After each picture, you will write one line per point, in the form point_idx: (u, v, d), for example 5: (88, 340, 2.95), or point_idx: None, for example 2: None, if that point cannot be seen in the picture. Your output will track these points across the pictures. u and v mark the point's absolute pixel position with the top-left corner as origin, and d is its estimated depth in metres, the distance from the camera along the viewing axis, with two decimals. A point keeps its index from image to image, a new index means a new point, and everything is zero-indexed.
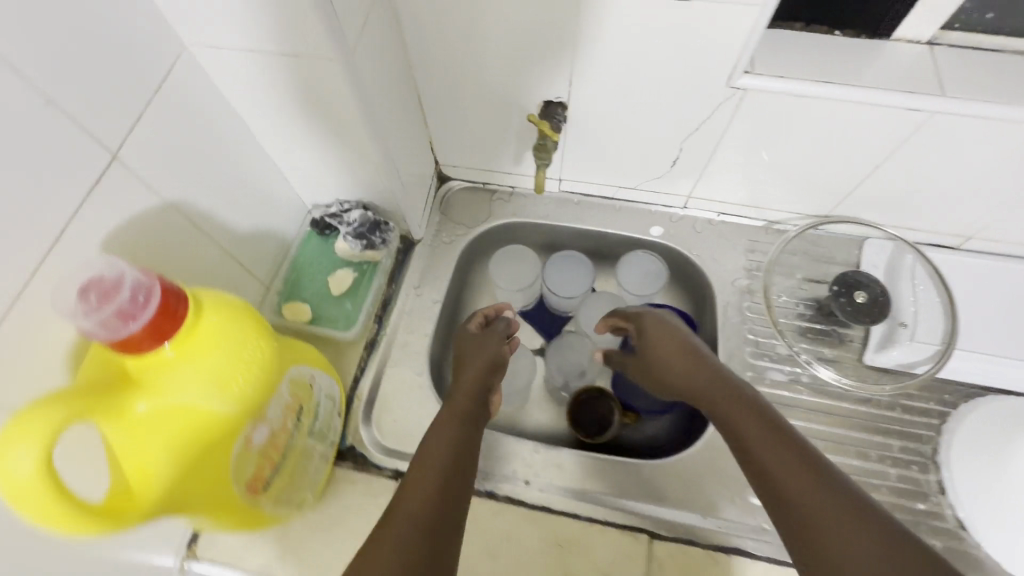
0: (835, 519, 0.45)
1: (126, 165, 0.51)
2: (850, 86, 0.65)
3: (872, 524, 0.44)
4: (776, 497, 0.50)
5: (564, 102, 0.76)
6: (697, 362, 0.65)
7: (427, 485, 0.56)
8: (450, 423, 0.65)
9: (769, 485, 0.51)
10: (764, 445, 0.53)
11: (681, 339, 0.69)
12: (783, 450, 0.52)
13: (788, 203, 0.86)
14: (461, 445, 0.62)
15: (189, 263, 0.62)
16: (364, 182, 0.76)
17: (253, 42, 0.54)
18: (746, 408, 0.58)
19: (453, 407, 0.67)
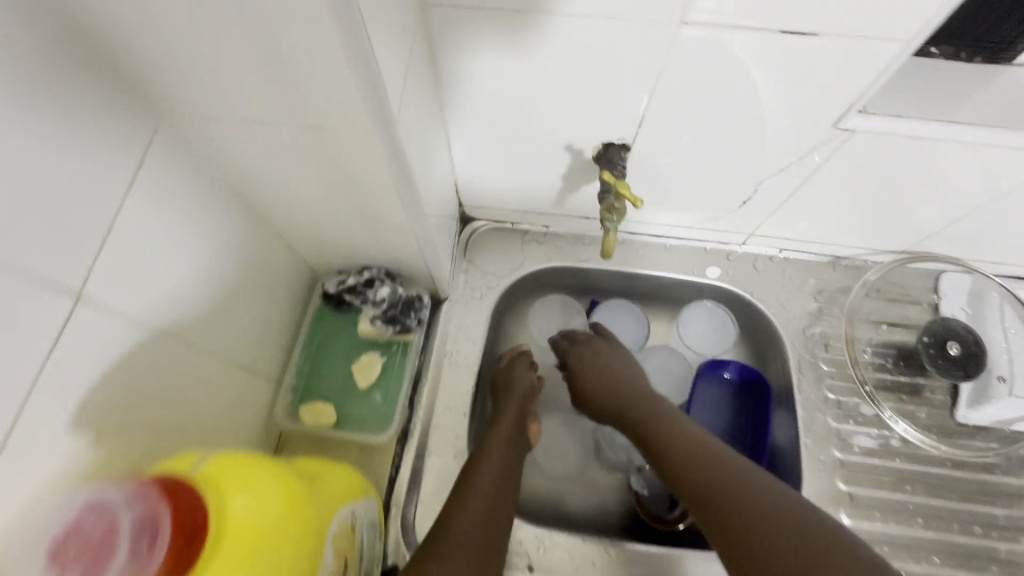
0: (755, 520, 0.48)
1: (97, 298, 0.39)
2: (963, 125, 0.55)
3: (787, 520, 0.47)
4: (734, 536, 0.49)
5: (628, 144, 0.63)
6: (618, 393, 0.68)
7: (480, 523, 0.54)
8: (497, 453, 0.63)
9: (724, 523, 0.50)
10: (686, 465, 0.56)
11: (609, 364, 0.71)
12: (704, 467, 0.55)
13: (864, 238, 0.77)
14: (506, 478, 0.61)
15: (185, 393, 0.50)
16: (387, 247, 0.62)
17: (263, 106, 0.42)
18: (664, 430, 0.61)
19: (500, 436, 0.65)
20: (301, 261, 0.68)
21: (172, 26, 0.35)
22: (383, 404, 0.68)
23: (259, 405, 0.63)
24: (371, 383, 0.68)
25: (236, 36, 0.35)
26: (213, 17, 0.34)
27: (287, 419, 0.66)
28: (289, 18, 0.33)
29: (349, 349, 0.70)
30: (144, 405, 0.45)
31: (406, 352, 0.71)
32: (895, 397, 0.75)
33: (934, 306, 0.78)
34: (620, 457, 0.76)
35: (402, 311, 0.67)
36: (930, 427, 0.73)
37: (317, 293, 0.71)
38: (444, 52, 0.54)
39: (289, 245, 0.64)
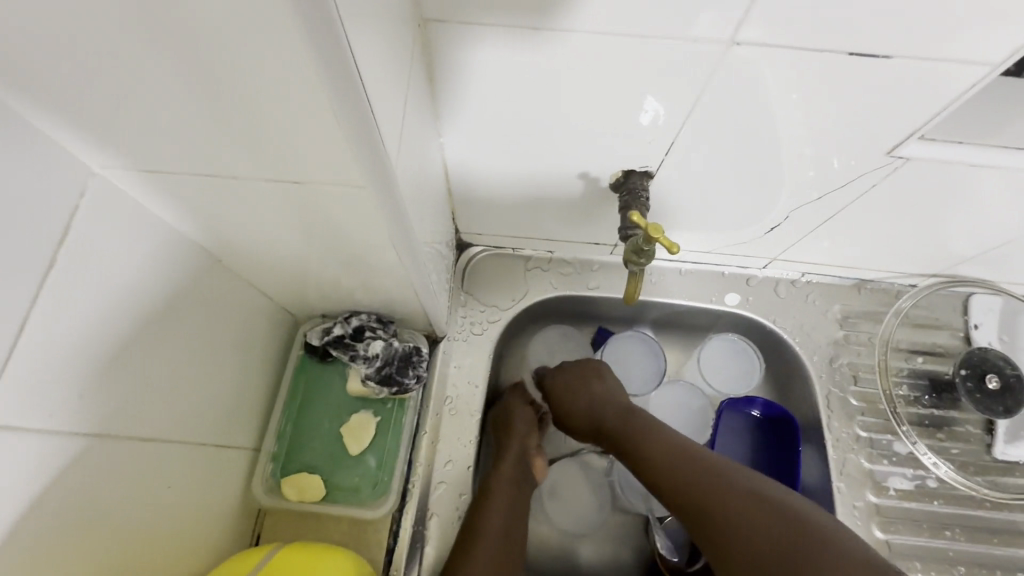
0: (734, 512, 0.49)
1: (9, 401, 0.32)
2: (1017, 149, 0.49)
3: (763, 511, 0.47)
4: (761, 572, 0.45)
5: (651, 170, 0.56)
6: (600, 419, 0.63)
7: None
8: (503, 493, 0.60)
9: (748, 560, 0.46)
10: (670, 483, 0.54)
11: (592, 383, 0.65)
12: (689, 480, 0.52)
13: (895, 264, 0.71)
14: (513, 520, 0.59)
15: (146, 497, 0.42)
16: (376, 291, 0.54)
17: (224, 154, 0.34)
18: (640, 436, 0.59)
19: (503, 476, 0.61)
20: (277, 305, 0.60)
21: (96, 62, 0.27)
22: (378, 464, 0.60)
23: (234, 479, 0.55)
24: (364, 448, 0.61)
25: (185, 73, 0.27)
26: (153, 50, 0.26)
27: (267, 494, 0.58)
28: (254, 51, 0.25)
29: (337, 405, 0.62)
30: (98, 530, 0.38)
31: (402, 406, 0.63)
32: (931, 433, 0.70)
33: (967, 334, 0.73)
34: (637, 505, 0.69)
35: (399, 369, 0.60)
36: (966, 465, 0.68)
37: (297, 341, 0.63)
38: (440, 66, 0.46)
39: (261, 288, 0.55)
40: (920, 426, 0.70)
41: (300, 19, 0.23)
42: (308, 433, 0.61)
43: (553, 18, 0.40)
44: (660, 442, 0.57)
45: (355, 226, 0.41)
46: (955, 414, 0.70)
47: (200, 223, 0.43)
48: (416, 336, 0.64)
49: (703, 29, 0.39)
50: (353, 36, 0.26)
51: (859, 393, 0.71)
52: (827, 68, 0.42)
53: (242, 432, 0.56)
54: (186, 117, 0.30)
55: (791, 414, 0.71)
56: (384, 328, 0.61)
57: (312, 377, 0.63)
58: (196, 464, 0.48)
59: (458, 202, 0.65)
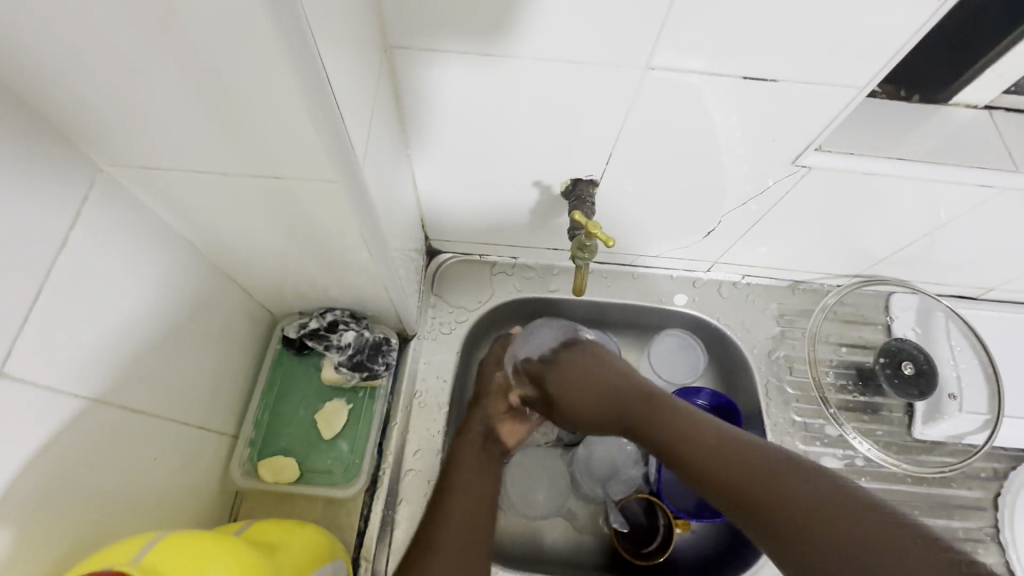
0: (766, 469, 0.46)
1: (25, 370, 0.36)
2: (896, 160, 0.58)
3: (798, 474, 0.45)
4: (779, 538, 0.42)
5: (595, 179, 0.63)
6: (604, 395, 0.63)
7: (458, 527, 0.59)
8: (471, 454, 0.66)
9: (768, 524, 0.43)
10: (704, 458, 0.51)
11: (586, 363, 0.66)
12: (728, 450, 0.50)
13: (821, 266, 0.79)
14: (482, 479, 0.64)
15: (130, 467, 0.46)
16: (351, 286, 0.59)
17: (215, 154, 0.39)
18: (667, 415, 0.57)
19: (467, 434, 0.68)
20: (256, 303, 0.64)
21: (111, 73, 0.32)
22: (349, 451, 0.65)
23: (213, 464, 0.59)
24: (337, 433, 0.65)
25: (190, 85, 0.33)
26: (161, 63, 0.32)
27: (244, 476, 0.62)
28: (248, 68, 0.31)
29: (310, 396, 0.67)
30: (82, 492, 0.41)
31: (372, 396, 0.68)
32: (857, 416, 0.78)
33: (888, 326, 0.81)
34: (594, 492, 0.73)
35: (369, 356, 0.65)
36: (890, 444, 0.77)
37: (274, 338, 0.67)
38: (406, 86, 0.52)
39: (242, 286, 0.60)
40: (847, 411, 0.78)
41: (285, 43, 0.29)
42: (283, 422, 0.65)
43: (500, 45, 0.47)
44: (686, 417, 0.55)
45: (332, 222, 0.47)
46: (877, 399, 0.78)
47: (186, 219, 0.48)
48: (388, 331, 0.69)
49: (626, 55, 0.47)
50: (321, 52, 0.32)
51: (794, 382, 0.79)
52: (733, 91, 0.51)
53: (221, 421, 0.60)
54: (186, 121, 0.36)
55: (734, 403, 0.77)
56: (357, 322, 0.65)
57: (289, 371, 0.67)
58: (180, 445, 0.52)
59: (427, 211, 0.71)
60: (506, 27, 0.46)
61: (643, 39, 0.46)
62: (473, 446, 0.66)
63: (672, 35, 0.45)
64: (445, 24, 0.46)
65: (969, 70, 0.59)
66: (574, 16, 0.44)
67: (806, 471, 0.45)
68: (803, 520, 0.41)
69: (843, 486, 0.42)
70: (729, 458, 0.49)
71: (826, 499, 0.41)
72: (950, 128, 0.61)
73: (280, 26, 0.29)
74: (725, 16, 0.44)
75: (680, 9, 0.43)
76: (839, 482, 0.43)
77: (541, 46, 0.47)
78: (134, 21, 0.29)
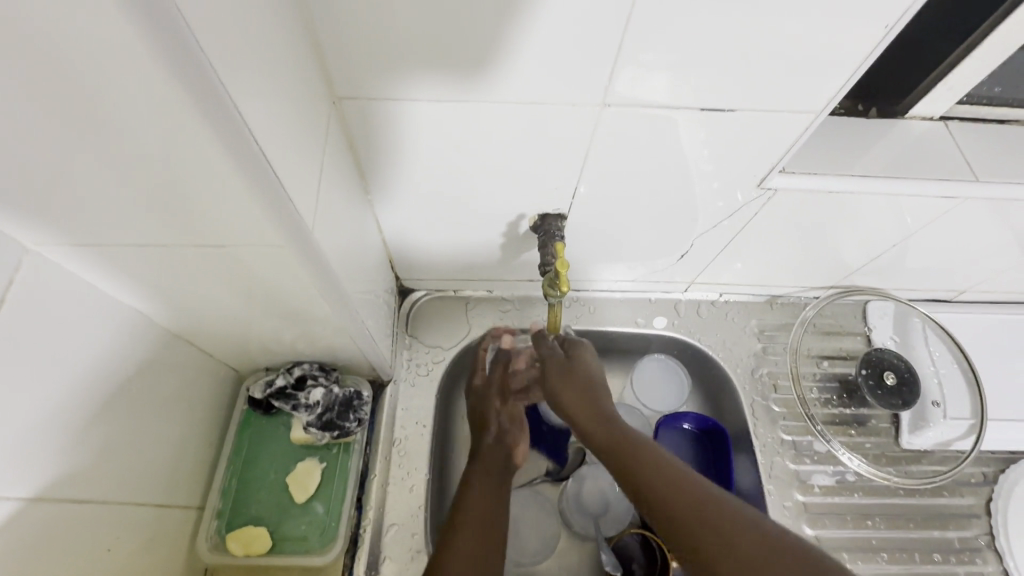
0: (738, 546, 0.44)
1: None
2: (858, 176, 0.58)
3: (767, 545, 0.44)
4: (666, 514, 0.49)
5: (563, 213, 0.62)
6: (641, 468, 0.53)
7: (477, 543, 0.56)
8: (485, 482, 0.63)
9: (686, 541, 0.47)
10: (665, 487, 0.50)
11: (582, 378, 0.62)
12: (660, 476, 0.51)
13: (797, 281, 0.79)
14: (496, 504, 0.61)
15: (78, 560, 0.44)
16: (316, 336, 0.57)
17: (152, 225, 0.37)
18: (672, 480, 0.50)
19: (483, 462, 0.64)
20: (219, 362, 0.61)
21: (25, 152, 0.30)
22: (325, 511, 0.62)
23: (176, 540, 0.56)
24: (310, 494, 0.62)
25: (114, 159, 0.32)
26: (82, 141, 0.30)
27: (211, 550, 0.59)
28: (173, 139, 0.30)
29: (282, 456, 0.64)
30: None
31: (345, 452, 0.65)
32: (845, 430, 0.77)
33: (867, 336, 0.81)
34: (587, 528, 0.70)
35: (339, 413, 0.63)
36: (880, 457, 0.76)
37: (242, 396, 0.65)
38: (360, 131, 0.51)
39: (203, 347, 0.57)
40: (835, 425, 0.77)
41: (197, 107, 0.29)
42: (253, 486, 0.62)
43: (451, 91, 0.46)
44: (701, 501, 0.48)
45: (287, 281, 0.45)
46: (861, 410, 0.78)
47: (131, 289, 0.45)
48: (360, 381, 0.68)
49: (578, 95, 0.47)
50: (248, 116, 0.32)
51: (780, 400, 0.78)
52: (689, 121, 0.50)
53: (184, 491, 0.57)
54: (118, 195, 0.34)
55: (722, 426, 0.75)
56: (327, 374, 0.64)
57: (258, 431, 0.65)
58: (137, 524, 0.50)
59: (394, 252, 0.69)
60: (455, 73, 0.45)
61: (592, 85, 0.46)
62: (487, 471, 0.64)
63: (623, 76, 0.46)
64: (394, 72, 0.45)
65: (928, 83, 0.59)
66: (524, 61, 0.44)
67: (715, 503, 0.47)
68: (734, 545, 0.44)
69: (756, 526, 0.45)
70: (680, 488, 0.49)
71: (747, 538, 0.44)
72: (907, 141, 0.62)
73: (194, 96, 0.28)
74: (675, 53, 0.43)
75: (627, 53, 0.43)
76: (737, 515, 0.46)
77: (494, 90, 0.46)
78: (44, 95, 0.27)
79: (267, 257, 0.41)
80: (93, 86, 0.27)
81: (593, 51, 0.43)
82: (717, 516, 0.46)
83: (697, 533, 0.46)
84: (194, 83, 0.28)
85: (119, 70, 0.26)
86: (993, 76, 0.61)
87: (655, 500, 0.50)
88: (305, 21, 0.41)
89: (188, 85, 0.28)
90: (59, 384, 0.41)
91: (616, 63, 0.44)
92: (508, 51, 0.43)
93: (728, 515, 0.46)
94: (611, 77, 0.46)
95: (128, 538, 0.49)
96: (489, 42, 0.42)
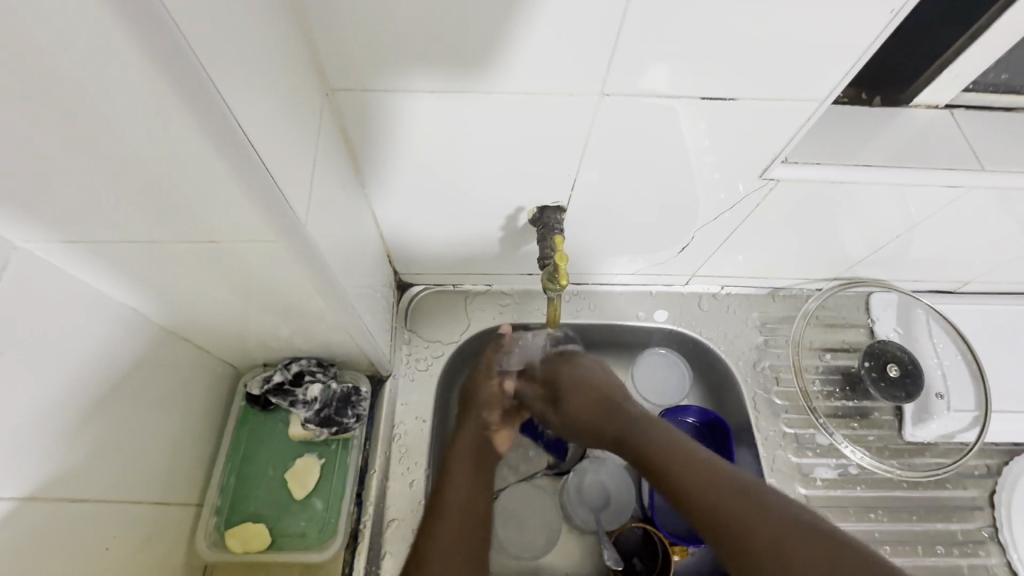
0: (776, 538, 0.47)
1: None
2: (862, 166, 0.57)
3: (807, 535, 0.46)
4: (704, 513, 0.52)
5: (562, 205, 0.61)
6: (674, 463, 0.56)
7: (458, 529, 0.57)
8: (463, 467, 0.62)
9: (737, 539, 0.49)
10: (695, 484, 0.53)
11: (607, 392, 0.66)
12: (687, 473, 0.54)
13: (800, 272, 0.78)
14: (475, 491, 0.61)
15: (76, 561, 0.43)
16: (314, 332, 0.56)
17: (141, 221, 0.37)
18: (702, 474, 0.54)
19: (463, 447, 0.64)
20: (216, 358, 0.61)
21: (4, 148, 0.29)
22: (325, 508, 0.61)
23: (175, 538, 0.56)
24: (309, 491, 0.62)
25: (99, 154, 0.31)
26: (64, 137, 0.29)
27: (211, 546, 0.58)
28: (160, 134, 0.29)
29: (281, 452, 0.64)
30: None
31: (344, 448, 0.65)
32: (848, 423, 0.76)
33: (869, 328, 0.80)
34: (587, 522, 0.70)
35: (337, 409, 0.63)
36: (882, 449, 0.75)
37: (240, 392, 0.64)
38: (355, 123, 0.50)
39: (198, 344, 0.56)
40: (838, 417, 0.77)
41: (180, 101, 0.28)
42: (252, 483, 0.62)
43: (446, 81, 0.45)
44: (738, 493, 0.51)
45: (280, 276, 0.44)
46: (864, 402, 0.77)
47: (122, 286, 0.44)
48: (358, 376, 0.67)
49: (577, 85, 0.46)
50: (235, 109, 0.31)
51: (783, 393, 0.77)
52: (690, 110, 0.49)
53: (182, 488, 0.57)
54: (106, 192, 0.34)
55: (724, 419, 0.74)
56: (324, 371, 0.63)
57: (256, 428, 0.65)
58: (135, 523, 0.49)
59: (392, 246, 0.68)
60: (451, 62, 0.44)
61: (593, 72, 0.45)
62: (466, 456, 0.63)
63: (623, 66, 0.45)
64: (387, 62, 0.44)
65: (934, 71, 0.58)
66: (522, 51, 0.43)
67: (748, 495, 0.51)
68: (783, 535, 0.47)
69: (791, 513, 0.49)
70: (710, 487, 0.52)
71: (787, 527, 0.47)
72: (912, 130, 0.60)
73: (176, 88, 0.27)
74: (676, 40, 0.42)
75: (625, 42, 0.42)
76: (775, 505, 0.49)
77: (490, 80, 0.45)
78: (21, 89, 0.26)
79: (260, 251, 0.40)
80: (73, 80, 0.26)
81: (592, 41, 0.42)
82: (757, 508, 0.49)
83: (748, 527, 0.49)
84: (177, 76, 0.27)
85: (100, 65, 0.26)
86: (1001, 62, 0.59)
87: (686, 493, 0.53)
88: (295, 9, 0.40)
89: (172, 78, 0.27)
90: (50, 384, 0.41)
91: (616, 52, 0.43)
92: (505, 40, 0.42)
93: (766, 508, 0.49)
94: (609, 68, 0.45)
95: (126, 537, 0.48)
96: (486, 31, 0.41)
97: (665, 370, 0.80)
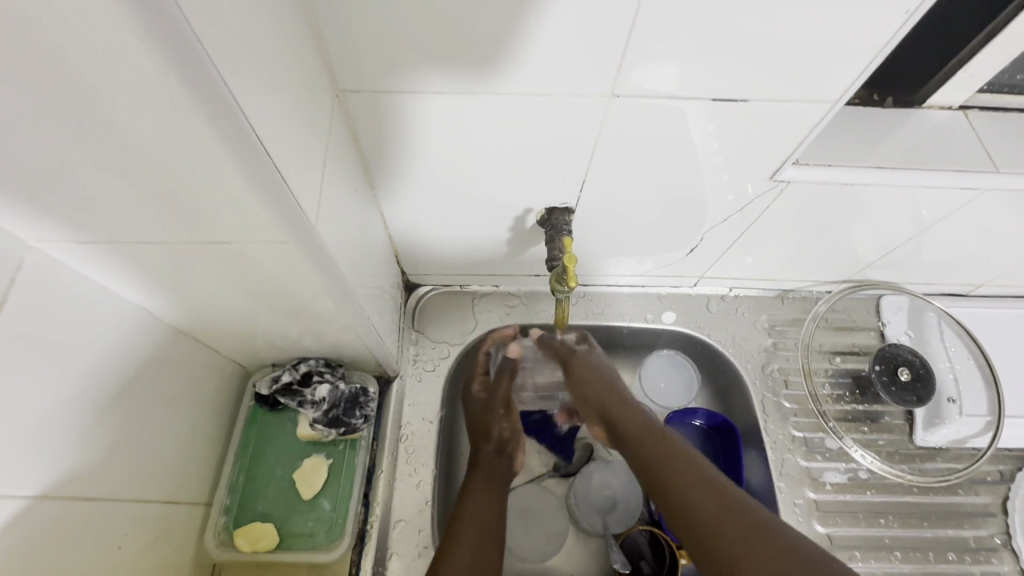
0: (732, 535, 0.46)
1: None
2: (873, 169, 0.56)
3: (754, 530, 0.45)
4: (668, 504, 0.51)
5: (570, 207, 0.61)
6: (659, 449, 0.55)
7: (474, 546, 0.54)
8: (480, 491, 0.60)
9: (694, 533, 0.48)
10: (668, 475, 0.53)
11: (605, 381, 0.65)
12: (664, 462, 0.54)
13: (809, 275, 0.77)
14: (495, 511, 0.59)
15: (88, 561, 0.44)
16: (322, 333, 0.57)
17: (153, 222, 0.37)
18: (672, 463, 0.53)
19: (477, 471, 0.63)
20: (225, 358, 0.61)
21: (21, 151, 0.30)
22: (332, 508, 0.62)
23: (184, 536, 0.56)
24: (317, 491, 0.62)
25: (113, 157, 0.31)
26: (77, 139, 0.30)
27: (219, 546, 0.59)
28: (173, 137, 0.30)
29: (289, 452, 0.64)
30: None
31: (352, 449, 0.65)
32: (858, 427, 0.76)
33: (880, 331, 0.79)
34: (594, 525, 0.70)
35: (345, 410, 0.63)
36: (893, 454, 0.75)
37: (248, 392, 0.65)
38: (364, 124, 0.50)
39: (208, 343, 0.57)
40: (848, 421, 0.76)
41: (195, 104, 0.28)
42: (260, 483, 0.62)
43: (457, 82, 0.45)
44: (700, 483, 0.51)
45: (290, 278, 0.44)
46: (874, 406, 0.77)
47: (134, 286, 0.45)
48: (366, 377, 0.67)
49: (587, 85, 0.46)
50: (249, 112, 0.31)
51: (792, 396, 0.77)
52: (700, 112, 0.49)
53: (191, 487, 0.57)
54: (118, 193, 0.34)
55: (732, 422, 0.74)
56: (332, 371, 0.64)
57: (264, 428, 0.65)
58: (144, 521, 0.50)
59: (400, 247, 0.68)
60: (462, 63, 0.44)
61: (604, 73, 0.45)
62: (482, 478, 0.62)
63: (635, 67, 0.44)
64: (399, 63, 0.44)
65: (949, 72, 0.57)
66: (533, 52, 0.43)
67: (710, 483, 0.50)
68: (736, 534, 0.45)
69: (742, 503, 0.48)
70: (678, 475, 0.52)
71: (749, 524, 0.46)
72: (925, 131, 0.60)
73: (191, 92, 0.27)
74: (689, 41, 0.42)
75: (637, 43, 0.42)
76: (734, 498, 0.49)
77: (500, 81, 0.45)
78: (40, 93, 0.27)
79: (271, 252, 0.40)
80: (86, 83, 0.26)
81: (608, 38, 0.42)
82: (717, 504, 0.48)
83: (706, 518, 0.48)
84: (192, 76, 0.27)
85: (117, 69, 0.26)
86: (1015, 63, 0.59)
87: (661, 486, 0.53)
88: (306, 11, 0.40)
89: (190, 84, 0.27)
90: (62, 384, 0.41)
91: (626, 55, 0.43)
92: (518, 40, 0.42)
93: (723, 498, 0.49)
94: (619, 70, 0.45)
95: (137, 536, 0.49)
96: (496, 33, 0.41)
97: (677, 374, 0.79)
